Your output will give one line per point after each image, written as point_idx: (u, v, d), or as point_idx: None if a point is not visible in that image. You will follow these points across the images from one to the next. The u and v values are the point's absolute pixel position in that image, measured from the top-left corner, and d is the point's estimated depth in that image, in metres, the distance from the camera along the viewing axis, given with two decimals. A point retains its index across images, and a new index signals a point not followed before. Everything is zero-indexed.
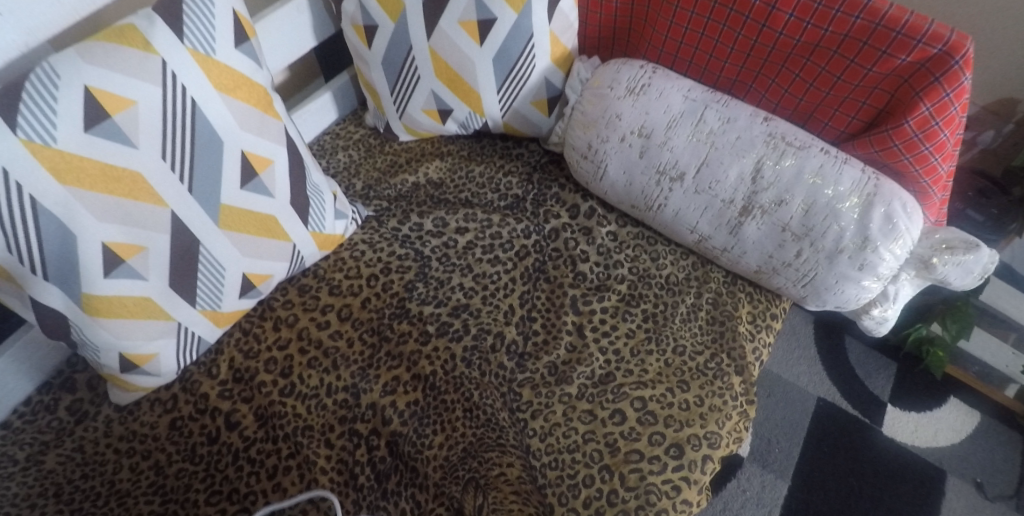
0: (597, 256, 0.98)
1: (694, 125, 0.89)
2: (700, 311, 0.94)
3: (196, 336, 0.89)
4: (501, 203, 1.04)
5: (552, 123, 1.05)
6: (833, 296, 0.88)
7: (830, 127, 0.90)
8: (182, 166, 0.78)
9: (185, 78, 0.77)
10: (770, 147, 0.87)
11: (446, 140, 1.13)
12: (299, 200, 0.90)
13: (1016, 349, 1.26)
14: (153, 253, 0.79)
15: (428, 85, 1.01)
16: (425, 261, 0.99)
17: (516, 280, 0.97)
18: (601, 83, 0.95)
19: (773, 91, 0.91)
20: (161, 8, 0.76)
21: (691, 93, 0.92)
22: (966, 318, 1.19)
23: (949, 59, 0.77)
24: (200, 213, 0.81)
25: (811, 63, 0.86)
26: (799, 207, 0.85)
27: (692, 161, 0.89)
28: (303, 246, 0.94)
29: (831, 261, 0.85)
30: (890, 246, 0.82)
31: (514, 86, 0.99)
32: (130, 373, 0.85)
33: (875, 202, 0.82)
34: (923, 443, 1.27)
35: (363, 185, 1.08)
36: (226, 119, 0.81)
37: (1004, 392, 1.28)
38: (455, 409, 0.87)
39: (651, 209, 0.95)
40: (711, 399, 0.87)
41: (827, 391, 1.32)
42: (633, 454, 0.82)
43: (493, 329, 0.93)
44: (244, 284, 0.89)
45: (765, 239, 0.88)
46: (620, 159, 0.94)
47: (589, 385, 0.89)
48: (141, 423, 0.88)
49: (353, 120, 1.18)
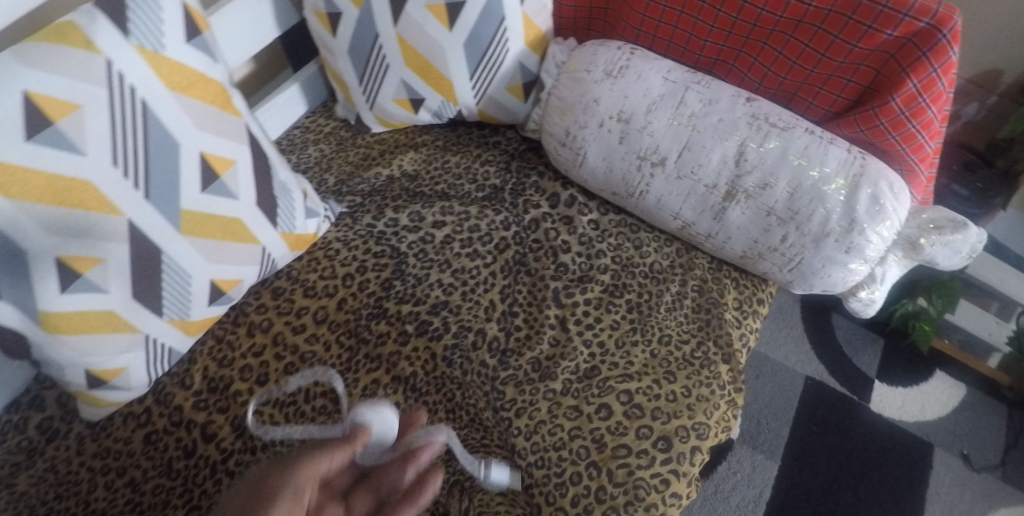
0: (579, 246, 0.95)
1: (675, 109, 0.86)
2: (685, 299, 0.92)
3: (166, 347, 0.86)
4: (478, 194, 1.01)
5: (528, 109, 1.01)
6: (820, 280, 0.86)
7: (815, 106, 0.87)
8: (136, 171, 0.74)
9: (134, 78, 0.72)
10: (753, 129, 0.84)
11: (419, 130, 1.09)
12: (265, 201, 0.87)
13: (999, 318, 1.30)
14: (112, 265, 0.76)
15: (398, 73, 0.96)
16: (401, 258, 0.96)
17: (496, 274, 0.94)
18: (577, 66, 0.91)
19: (756, 70, 0.88)
20: (102, 3, 0.71)
21: (670, 74, 0.88)
22: (952, 291, 1.21)
23: (936, 33, 0.74)
24: (160, 220, 0.77)
25: (794, 39, 0.82)
26: (784, 190, 0.82)
27: (674, 145, 0.86)
28: (273, 248, 0.90)
29: (818, 245, 0.82)
30: (877, 227, 0.80)
31: (487, 72, 0.95)
32: (99, 389, 0.82)
33: (861, 183, 0.80)
34: (911, 417, 1.27)
35: (335, 180, 1.04)
36: (181, 119, 0.77)
37: (987, 363, 1.29)
38: (437, 411, 0.86)
39: (633, 196, 0.92)
40: (698, 389, 0.86)
41: (815, 369, 1.32)
42: (620, 449, 0.81)
43: (474, 326, 0.90)
44: (213, 291, 0.86)
45: (750, 224, 0.85)
46: (599, 146, 0.90)
47: (574, 380, 0.86)
48: (114, 439, 0.85)
49: (323, 112, 1.13)
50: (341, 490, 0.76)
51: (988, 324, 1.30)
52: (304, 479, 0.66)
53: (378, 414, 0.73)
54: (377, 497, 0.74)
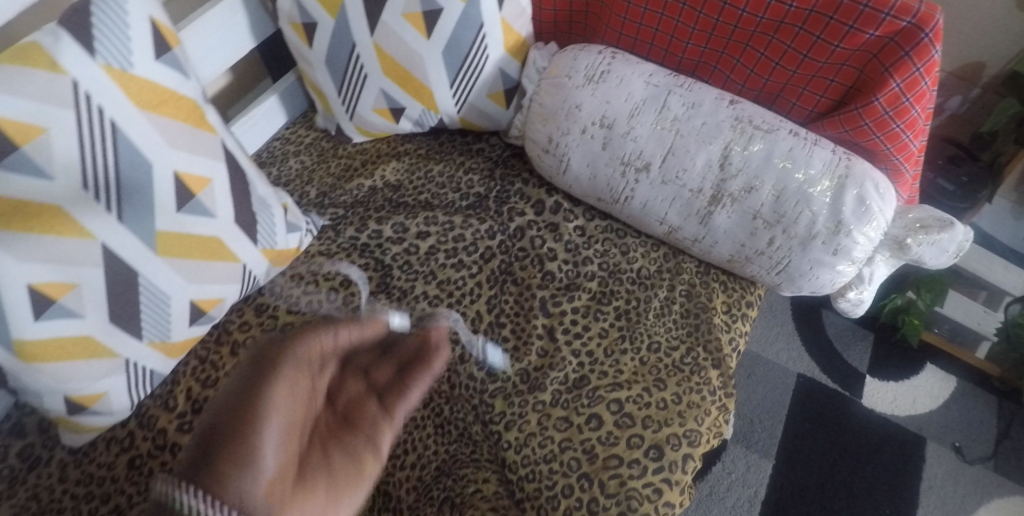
0: (565, 253, 0.94)
1: (658, 113, 0.85)
2: (673, 304, 0.91)
3: (148, 370, 0.84)
4: (462, 203, 1.00)
5: (511, 115, 1.00)
6: (808, 282, 0.85)
7: (799, 107, 0.86)
8: (108, 194, 0.73)
9: (101, 98, 0.71)
10: (738, 132, 0.82)
11: (402, 138, 1.07)
12: (244, 218, 0.85)
13: (987, 307, 1.30)
14: (87, 289, 0.74)
15: (377, 83, 0.95)
16: (386, 271, 0.95)
17: (482, 284, 0.93)
18: (559, 72, 0.90)
19: (738, 72, 0.87)
20: (66, 21, 0.69)
21: (652, 78, 0.87)
22: (938, 285, 1.20)
23: (918, 31, 0.73)
24: (134, 241, 0.76)
25: (776, 40, 0.81)
26: (769, 193, 0.81)
27: (658, 150, 0.85)
28: (254, 265, 0.89)
29: (805, 248, 0.82)
30: (864, 228, 0.79)
31: (467, 79, 0.94)
32: (79, 414, 0.80)
33: (847, 184, 0.79)
34: (903, 412, 1.27)
35: (317, 193, 1.02)
36: (153, 139, 0.75)
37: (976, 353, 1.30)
38: (426, 427, 0.84)
39: (618, 201, 0.91)
40: (689, 396, 0.85)
41: (807, 366, 1.31)
42: (612, 459, 0.80)
43: (461, 339, 0.89)
44: (193, 311, 0.84)
45: (736, 227, 0.84)
46: (582, 152, 0.89)
47: (563, 391, 0.85)
48: (97, 465, 0.84)
49: (303, 123, 1.12)
50: (362, 366, 0.76)
51: (973, 313, 1.30)
52: (312, 347, 0.69)
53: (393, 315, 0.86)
54: (397, 364, 0.76)
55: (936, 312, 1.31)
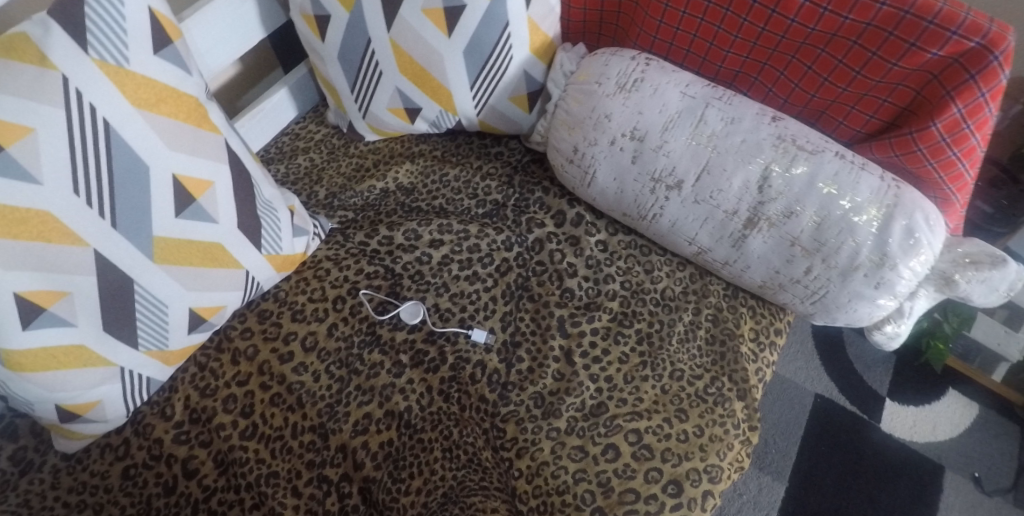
0: (586, 270, 0.90)
1: (694, 127, 0.79)
2: (698, 329, 0.86)
3: (144, 378, 0.79)
4: (479, 211, 0.95)
5: (533, 120, 0.94)
6: (844, 314, 0.80)
7: (845, 126, 0.80)
8: (101, 198, 0.69)
9: (93, 96, 0.67)
10: (779, 151, 0.77)
11: (416, 138, 1.02)
12: (247, 222, 0.81)
13: (1008, 326, 1.14)
14: (80, 298, 0.70)
15: (392, 81, 0.90)
16: (396, 280, 0.91)
17: (497, 300, 0.89)
18: (588, 78, 0.84)
19: (782, 85, 0.81)
20: (57, 12, 0.66)
21: (689, 89, 0.81)
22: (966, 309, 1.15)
23: (987, 53, 0.66)
24: (130, 248, 0.72)
25: (826, 54, 0.75)
26: (810, 220, 0.75)
27: (692, 167, 0.79)
28: (257, 272, 0.84)
29: (845, 279, 0.76)
30: (911, 262, 0.74)
31: (489, 81, 0.88)
32: (72, 423, 0.76)
33: (895, 214, 0.73)
34: (922, 438, 1.21)
35: (326, 193, 0.98)
36: (150, 140, 0.72)
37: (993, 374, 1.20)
38: (433, 450, 0.80)
39: (645, 218, 0.85)
40: (711, 429, 0.80)
41: (825, 387, 1.26)
42: (628, 494, 0.76)
43: (473, 358, 0.85)
44: (192, 319, 0.80)
45: (772, 253, 0.79)
46: (609, 164, 0.83)
47: (579, 418, 0.81)
48: (90, 473, 0.79)
49: (314, 117, 1.07)
50: None
51: (994, 330, 1.16)
52: None
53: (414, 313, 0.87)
54: None
55: (968, 335, 1.19)
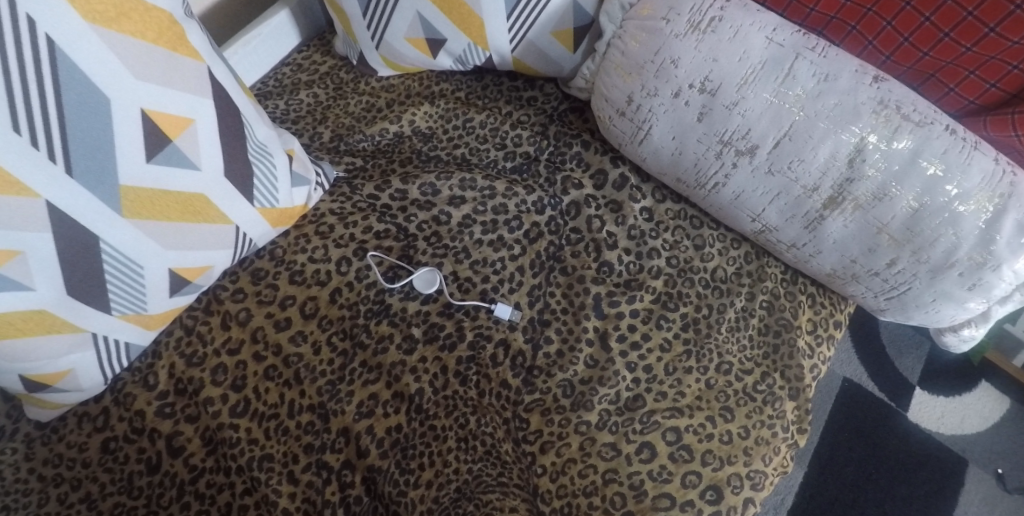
0: (627, 241, 0.79)
1: (778, 83, 0.66)
2: (751, 317, 0.77)
3: (122, 343, 0.69)
4: (507, 164, 0.84)
5: (578, 61, 0.81)
6: (923, 314, 0.69)
7: (954, 95, 0.66)
8: (54, 137, 0.57)
9: (34, 9, 0.54)
10: (880, 120, 0.64)
11: (437, 75, 0.90)
12: (237, 169, 0.69)
13: None
14: (35, 259, 0.59)
15: (414, 5, 0.77)
16: (409, 241, 0.80)
17: (524, 270, 0.78)
18: (652, 13, 0.71)
19: (887, 37, 0.66)
20: None
21: (776, 34, 0.68)
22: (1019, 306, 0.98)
23: None
24: (92, 199, 0.60)
25: (952, 3, 0.62)
26: (906, 205, 0.64)
27: (770, 130, 0.67)
28: (250, 226, 0.73)
29: (934, 277, 0.65)
30: (1017, 264, 0.62)
31: (529, 11, 0.76)
32: (42, 392, 0.67)
33: (1009, 207, 0.61)
34: (948, 430, 1.12)
35: (332, 135, 0.86)
36: (113, 67, 0.58)
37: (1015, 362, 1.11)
38: (446, 439, 0.71)
39: (704, 187, 0.74)
40: (758, 430, 0.71)
41: (854, 371, 1.17)
42: (662, 500, 0.67)
43: (495, 337, 0.75)
44: (175, 280, 0.69)
45: (851, 239, 0.68)
46: (669, 120, 0.71)
47: (613, 412, 0.72)
48: (66, 445, 0.69)
49: (319, 46, 0.96)
50: None
51: None
52: None
53: (430, 282, 0.77)
54: None
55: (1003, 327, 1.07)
